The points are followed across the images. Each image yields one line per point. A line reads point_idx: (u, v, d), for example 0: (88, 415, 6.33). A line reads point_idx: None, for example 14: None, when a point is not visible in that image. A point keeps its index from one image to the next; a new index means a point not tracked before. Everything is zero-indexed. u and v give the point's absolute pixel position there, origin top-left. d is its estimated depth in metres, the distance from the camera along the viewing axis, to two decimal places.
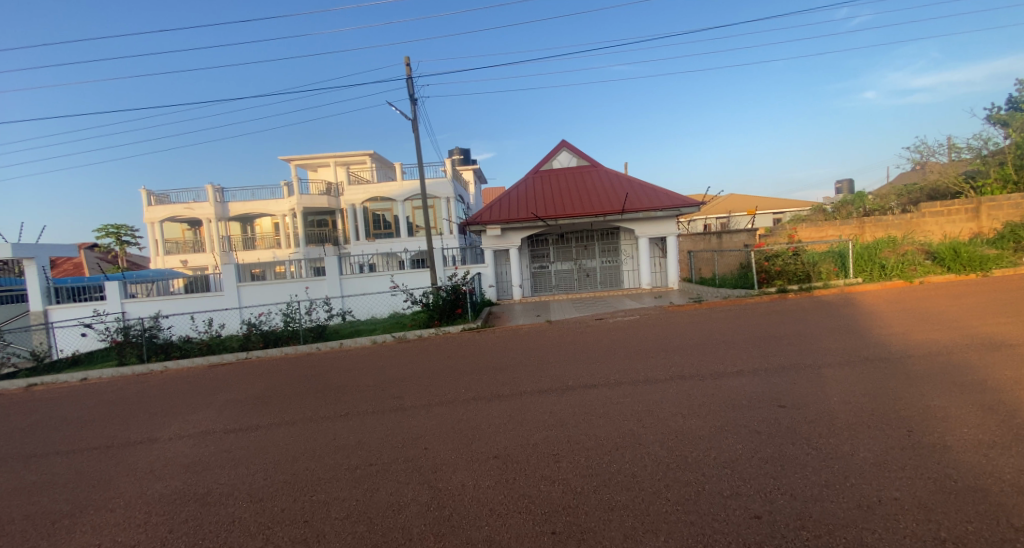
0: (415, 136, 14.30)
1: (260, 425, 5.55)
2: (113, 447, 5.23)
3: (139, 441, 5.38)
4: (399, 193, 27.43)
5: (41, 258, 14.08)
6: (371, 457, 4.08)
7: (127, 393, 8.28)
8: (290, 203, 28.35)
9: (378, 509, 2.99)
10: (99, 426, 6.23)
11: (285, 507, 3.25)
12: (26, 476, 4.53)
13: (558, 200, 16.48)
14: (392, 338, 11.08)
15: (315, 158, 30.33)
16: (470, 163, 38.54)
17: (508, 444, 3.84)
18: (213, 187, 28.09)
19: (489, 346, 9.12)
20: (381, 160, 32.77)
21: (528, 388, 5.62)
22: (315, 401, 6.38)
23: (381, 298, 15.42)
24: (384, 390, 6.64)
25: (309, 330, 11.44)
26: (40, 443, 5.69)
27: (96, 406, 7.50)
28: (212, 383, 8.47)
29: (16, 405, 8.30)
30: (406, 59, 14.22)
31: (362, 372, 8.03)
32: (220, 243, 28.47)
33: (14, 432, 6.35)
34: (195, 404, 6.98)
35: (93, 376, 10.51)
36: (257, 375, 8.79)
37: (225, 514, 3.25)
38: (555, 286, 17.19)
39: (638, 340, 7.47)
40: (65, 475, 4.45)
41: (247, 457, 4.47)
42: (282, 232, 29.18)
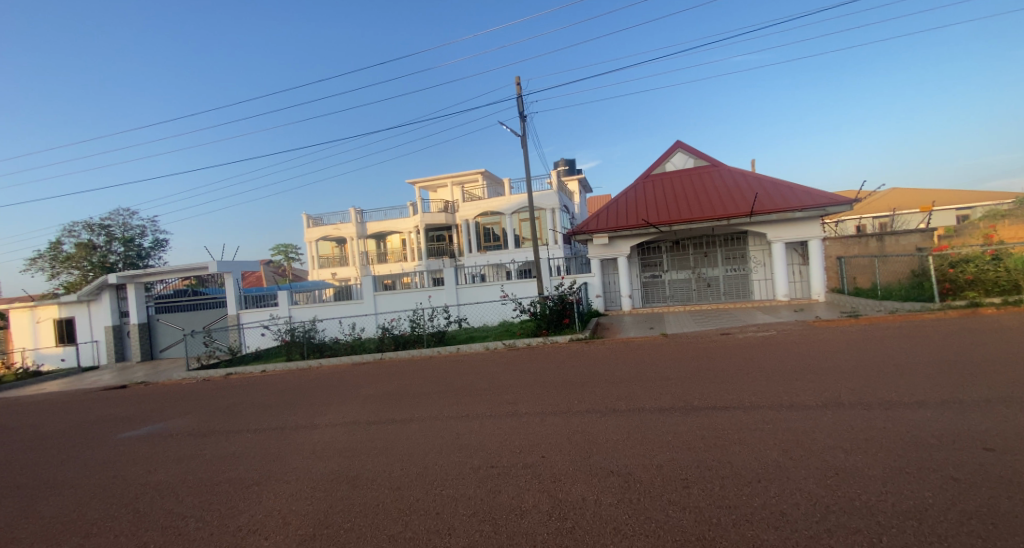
0: (524, 150, 14.79)
1: (394, 419, 6.14)
2: (284, 429, 6.26)
3: (303, 425, 6.35)
4: (508, 207, 28.49)
5: (236, 271, 17.55)
6: (492, 459, 4.25)
7: (293, 384, 9.88)
8: (414, 221, 31.33)
9: (501, 511, 3.09)
10: (274, 410, 7.51)
11: (419, 497, 3.53)
12: (228, 447, 5.64)
13: (673, 204, 15.53)
14: (503, 345, 11.48)
15: (435, 179, 33.21)
16: (578, 173, 38.61)
17: (628, 461, 3.69)
18: (354, 210, 32.30)
19: (600, 358, 8.93)
20: (492, 176, 34.47)
21: (647, 404, 5.35)
22: (439, 402, 6.86)
23: (493, 306, 16.06)
24: (500, 395, 6.88)
25: (431, 335, 12.39)
26: (235, 421, 7.06)
27: (271, 394, 9.07)
28: (355, 379, 9.65)
29: (219, 390, 10.43)
30: (516, 79, 14.86)
31: (477, 377, 8.43)
32: (359, 257, 32.58)
33: (218, 411, 7.94)
34: (343, 397, 8.01)
35: (269, 368, 12.71)
36: (390, 374, 9.79)
37: (371, 497, 3.64)
38: (670, 296, 16.15)
39: (772, 360, 6.65)
40: (253, 449, 5.44)
41: (386, 447, 4.99)
42: (408, 247, 32.33)
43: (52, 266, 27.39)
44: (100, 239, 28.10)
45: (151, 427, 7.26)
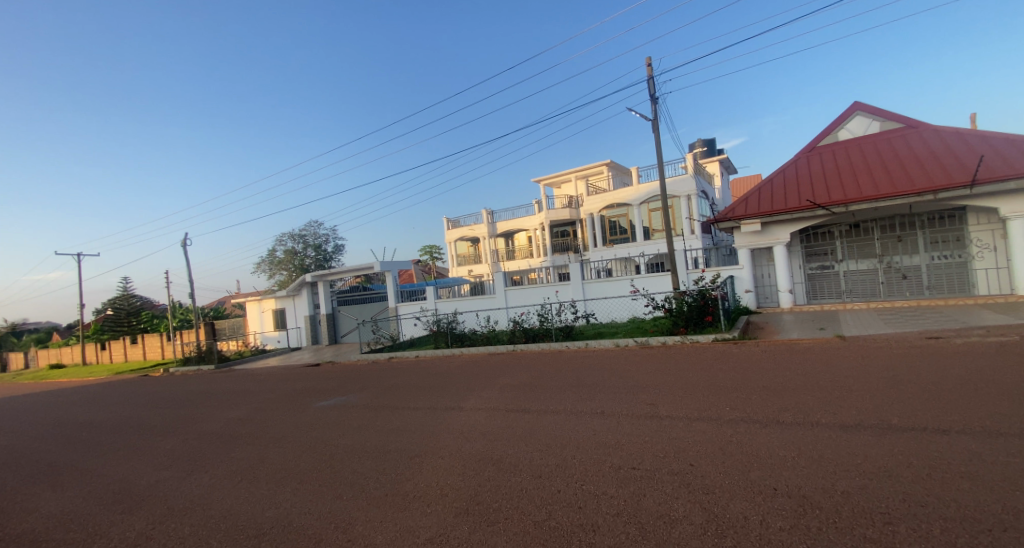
0: (657, 135, 13.85)
1: (531, 409, 6.32)
2: (436, 409, 6.92)
3: (451, 408, 6.94)
4: (635, 197, 27.03)
5: (392, 269, 20.06)
6: (632, 460, 4.07)
7: (439, 370, 10.90)
8: (540, 218, 31.96)
9: (648, 516, 2.92)
10: (426, 393, 8.37)
11: (560, 489, 3.56)
12: (392, 422, 6.45)
13: (849, 179, 13.01)
14: (634, 342, 10.97)
15: (559, 175, 33.44)
16: (717, 154, 35.08)
17: (799, 482, 3.18)
18: (487, 210, 34.26)
19: (751, 361, 7.92)
20: (618, 168, 33.27)
21: (820, 418, 4.57)
22: (573, 396, 6.86)
23: (622, 302, 15.48)
24: (637, 394, 6.58)
25: (559, 329, 12.50)
26: (396, 400, 8.06)
27: (422, 378, 10.13)
28: (492, 368, 10.22)
29: (382, 372, 12.05)
30: (647, 59, 13.99)
31: (610, 374, 8.21)
32: (491, 255, 34.49)
33: (383, 390, 9.16)
34: (482, 384, 8.55)
35: (421, 353, 14.29)
36: (524, 365, 10.13)
37: (515, 481, 3.79)
38: (847, 292, 13.56)
39: (1005, 375, 5.10)
40: (412, 425, 6.14)
41: (525, 436, 5.16)
42: (534, 244, 33.19)
43: (269, 269, 34.93)
44: (299, 246, 34.79)
45: (335, 400, 8.72)
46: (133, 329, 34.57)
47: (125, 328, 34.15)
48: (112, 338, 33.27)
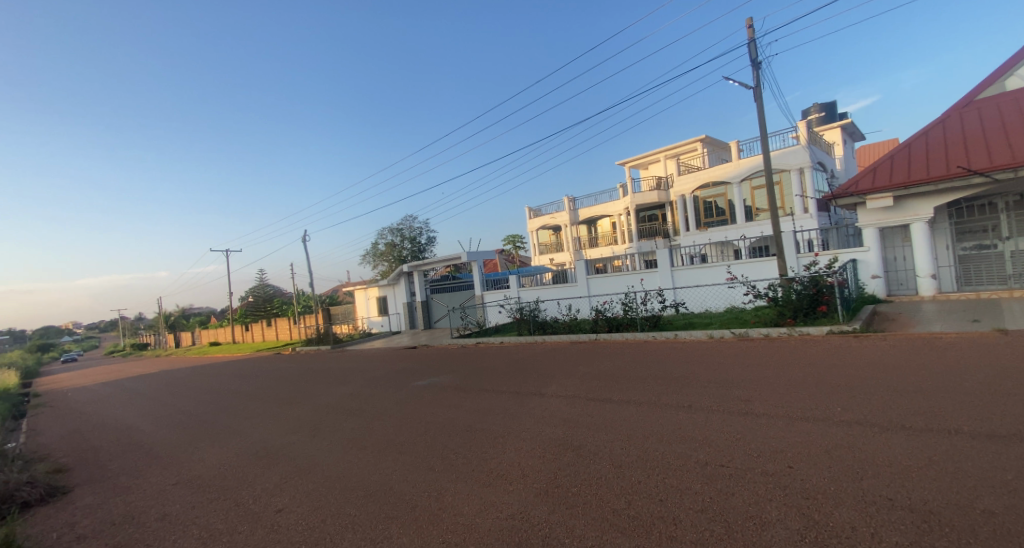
0: (759, 104, 12.74)
1: (614, 399, 6.35)
2: (520, 394, 7.21)
3: (535, 393, 7.19)
4: (735, 174, 24.99)
5: (478, 259, 20.80)
6: (721, 457, 3.96)
7: (525, 356, 11.26)
8: (626, 203, 31.10)
9: (736, 516, 2.87)
10: (512, 377, 8.72)
11: (642, 480, 3.59)
12: (480, 403, 6.87)
13: (1022, 137, 10.74)
14: (731, 334, 10.39)
15: (648, 155, 32.07)
16: (837, 121, 31.01)
17: (914, 496, 2.91)
18: (568, 197, 33.97)
19: (869, 359, 7.12)
20: (714, 141, 30.87)
21: (952, 427, 4.06)
22: (660, 388, 6.75)
23: (716, 290, 14.61)
24: (730, 389, 6.30)
25: (645, 319, 12.22)
26: (485, 382, 8.52)
27: (508, 363, 10.55)
28: (575, 356, 10.34)
29: (470, 355, 12.74)
30: (749, 21, 12.87)
31: (701, 366, 7.89)
32: (573, 242, 34.33)
33: (471, 373, 9.72)
34: (566, 372, 8.70)
35: (505, 339, 14.83)
36: (608, 354, 10.10)
37: (597, 469, 3.89)
38: (1013, 276, 11.59)
39: None
40: (498, 407, 6.49)
41: (608, 424, 5.21)
42: (619, 230, 32.41)
43: (372, 260, 38.18)
44: (397, 238, 37.48)
45: (430, 380, 9.44)
46: (266, 314, 40.08)
47: (262, 313, 39.91)
48: (251, 321, 38.91)
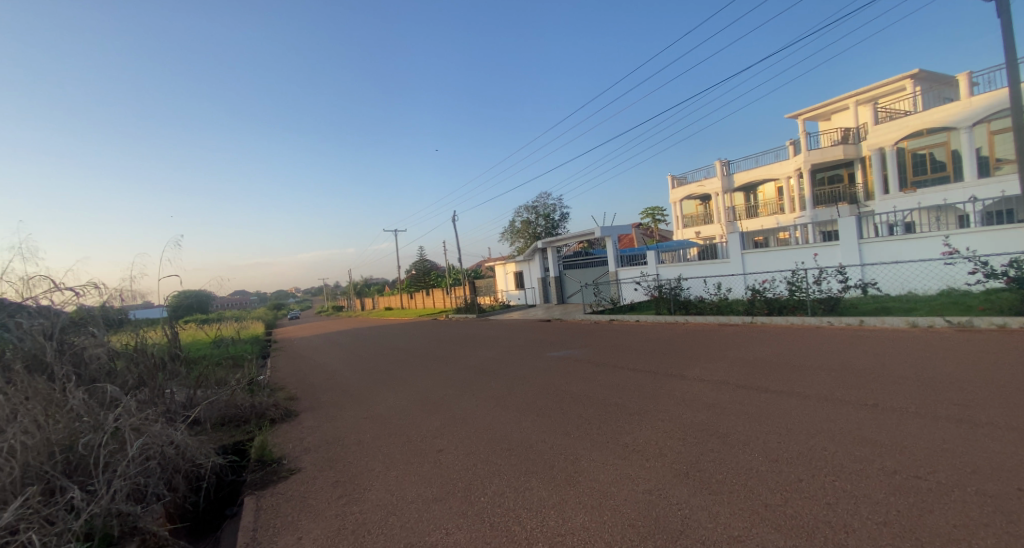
0: (1010, 16, 9.58)
1: (768, 388, 5.75)
2: (659, 374, 6.99)
3: (675, 375, 6.90)
4: (962, 116, 19.54)
5: (614, 234, 20.22)
6: (920, 469, 3.09)
7: (665, 336, 10.80)
8: (796, 163, 26.73)
9: (942, 539, 2.12)
10: (652, 357, 8.47)
11: (802, 478, 2.94)
12: (617, 379, 6.87)
13: None
14: (945, 323, 8.40)
15: (831, 103, 26.83)
16: None
17: None
18: (720, 162, 30.52)
19: None
20: (931, 75, 24.22)
21: None
22: (830, 381, 5.88)
23: (926, 268, 11.77)
24: (933, 390, 5.16)
25: (818, 302, 10.61)
26: (623, 359, 8.45)
27: (648, 341, 10.24)
28: (723, 340, 9.55)
29: (606, 332, 12.69)
30: None
31: (891, 361, 6.59)
32: (725, 213, 30.99)
33: (607, 349, 9.74)
34: (713, 355, 8.13)
35: (642, 318, 14.34)
36: (764, 340, 9.09)
37: (745, 459, 3.38)
38: None
39: None
40: (635, 385, 6.41)
41: (760, 414, 4.73)
42: (786, 196, 28.12)
43: (509, 238, 40.15)
44: (532, 216, 38.69)
45: (567, 353, 9.72)
46: (425, 286, 45.47)
47: (421, 286, 45.56)
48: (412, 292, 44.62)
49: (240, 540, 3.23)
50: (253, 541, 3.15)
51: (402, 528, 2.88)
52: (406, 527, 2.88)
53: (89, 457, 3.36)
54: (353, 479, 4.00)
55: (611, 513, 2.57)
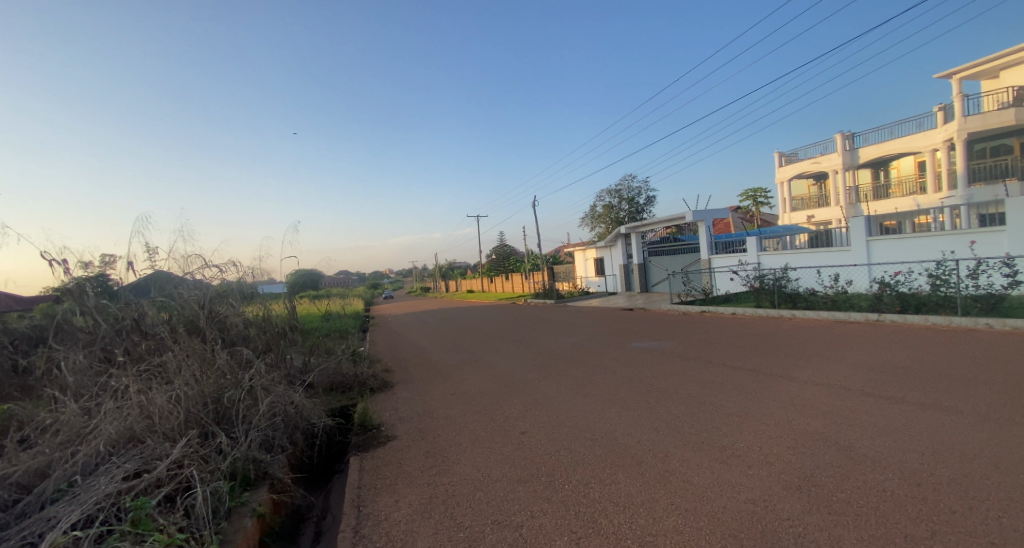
0: None
1: (901, 399, 4.97)
2: (762, 373, 6.39)
3: (781, 375, 6.25)
4: None
5: (707, 219, 18.74)
6: None
7: (768, 331, 9.84)
8: (944, 134, 22.55)
9: None
10: (753, 354, 7.76)
11: (952, 508, 2.47)
12: (711, 375, 6.40)
13: None
14: None
15: (998, 57, 22.07)
16: None
17: None
18: (843, 135, 26.72)
19: None
20: None
21: None
22: (985, 395, 4.92)
23: None
24: None
25: (970, 299, 8.93)
26: (718, 355, 7.85)
27: (746, 336, 9.41)
28: (839, 339, 8.46)
29: (698, 324, 11.89)
30: None
31: None
32: (845, 195, 27.24)
33: (699, 342, 9.13)
34: (827, 356, 7.23)
35: (740, 311, 13.21)
36: (894, 341, 7.88)
37: (873, 477, 2.94)
38: None
39: None
40: (734, 383, 5.92)
41: (891, 427, 4.09)
42: (928, 173, 23.93)
43: (590, 222, 39.15)
44: (615, 200, 37.26)
45: (654, 344, 9.29)
46: (505, 270, 46.24)
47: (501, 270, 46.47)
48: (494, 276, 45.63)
49: (346, 496, 3.55)
50: (357, 498, 3.45)
51: (490, 505, 2.96)
52: (492, 505, 2.96)
53: (231, 409, 3.90)
54: (442, 451, 4.21)
55: (709, 520, 2.38)
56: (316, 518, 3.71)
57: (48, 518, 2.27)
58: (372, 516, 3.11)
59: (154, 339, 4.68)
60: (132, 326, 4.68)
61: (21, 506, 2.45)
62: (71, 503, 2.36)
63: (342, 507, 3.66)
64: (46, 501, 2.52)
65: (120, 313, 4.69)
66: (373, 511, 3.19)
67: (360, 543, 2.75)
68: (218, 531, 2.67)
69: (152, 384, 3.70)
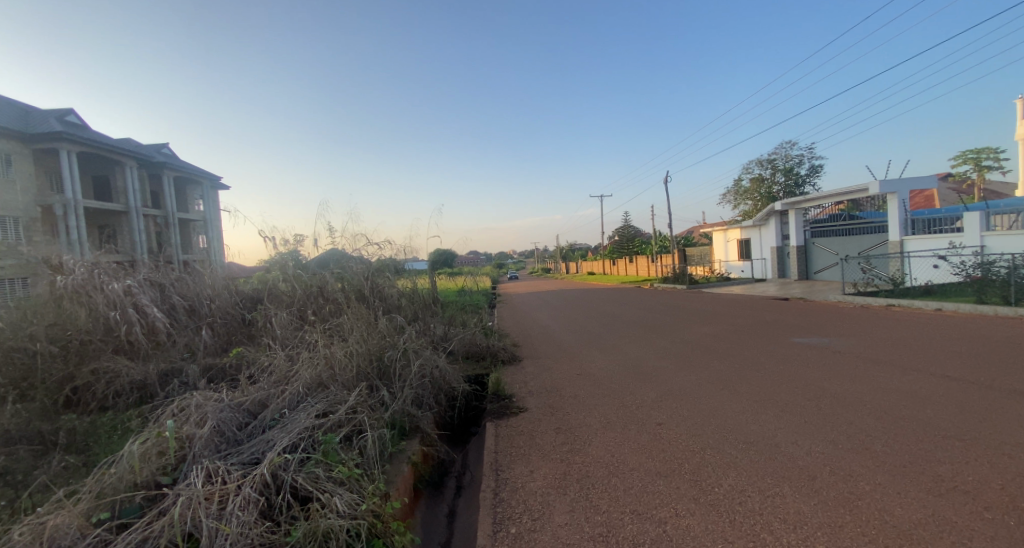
0: None
1: None
2: (989, 389, 4.99)
3: (1020, 393, 4.81)
4: None
5: (902, 191, 15.02)
6: None
7: (996, 335, 7.64)
8: None
9: None
10: (972, 362, 6.12)
11: None
12: (908, 385, 5.22)
13: None
14: None
15: None
16: None
17: None
18: None
19: None
20: None
21: None
22: None
23: None
24: None
25: None
26: (918, 360, 6.36)
27: (961, 340, 7.45)
28: None
29: (884, 320, 9.77)
30: None
31: None
32: None
33: (885, 343, 7.54)
34: None
35: (948, 307, 10.48)
36: None
37: None
38: None
39: None
40: (945, 398, 4.73)
41: None
42: None
43: (734, 199, 34.91)
44: (767, 172, 32.45)
45: (821, 340, 7.96)
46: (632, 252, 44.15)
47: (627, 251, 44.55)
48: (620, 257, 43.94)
49: (485, 458, 3.78)
50: (495, 462, 3.64)
51: (628, 494, 2.85)
52: (631, 494, 2.83)
53: (389, 366, 4.43)
54: (574, 429, 4.21)
55: None
56: (458, 473, 4.04)
57: (268, 441, 2.85)
58: (509, 482, 3.25)
59: (333, 303, 5.54)
60: (318, 291, 5.63)
61: (251, 428, 3.13)
62: (282, 430, 2.92)
63: (481, 467, 3.91)
64: (265, 427, 3.16)
65: (309, 281, 5.68)
66: (511, 477, 3.33)
67: (500, 506, 2.90)
68: (383, 471, 3.06)
69: (333, 341, 4.39)
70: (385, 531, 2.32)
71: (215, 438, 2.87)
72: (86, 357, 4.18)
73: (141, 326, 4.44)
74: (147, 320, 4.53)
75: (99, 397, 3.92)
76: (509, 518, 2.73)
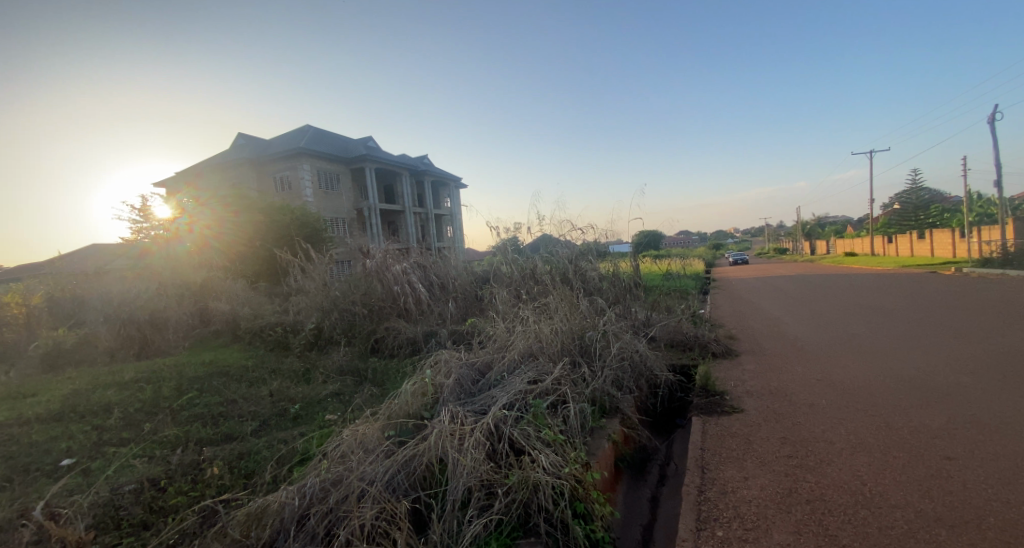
0: None
1: None
2: None
3: None
4: None
5: None
6: None
7: None
8: None
9: None
10: None
11: None
12: None
13: None
14: None
15: None
16: None
17: None
18: None
19: None
20: None
21: None
22: None
23: None
24: None
25: None
26: None
27: None
28: None
29: None
30: None
31: None
32: None
33: None
34: None
35: None
36: None
37: None
38: None
39: None
40: None
41: None
42: None
43: None
44: None
45: None
46: (920, 224, 33.55)
47: (911, 224, 34.20)
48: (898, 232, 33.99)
49: (690, 453, 3.70)
50: (701, 460, 3.54)
51: (880, 534, 2.42)
52: (886, 535, 2.40)
53: (591, 345, 4.70)
54: (805, 443, 3.70)
55: None
56: (661, 462, 4.05)
57: (492, 396, 3.45)
58: (717, 484, 3.15)
59: (542, 284, 6.12)
60: (530, 273, 6.34)
61: (480, 385, 3.82)
62: (503, 390, 3.49)
63: (685, 461, 3.84)
64: (490, 385, 3.82)
65: (524, 265, 6.44)
66: (719, 479, 3.21)
67: (704, 505, 2.87)
68: (586, 443, 3.35)
69: (542, 318, 4.93)
70: (586, 497, 2.55)
71: (458, 389, 3.64)
72: (382, 317, 5.90)
73: (411, 298, 6.00)
74: (414, 293, 6.04)
75: (389, 347, 5.40)
76: (714, 520, 2.70)
